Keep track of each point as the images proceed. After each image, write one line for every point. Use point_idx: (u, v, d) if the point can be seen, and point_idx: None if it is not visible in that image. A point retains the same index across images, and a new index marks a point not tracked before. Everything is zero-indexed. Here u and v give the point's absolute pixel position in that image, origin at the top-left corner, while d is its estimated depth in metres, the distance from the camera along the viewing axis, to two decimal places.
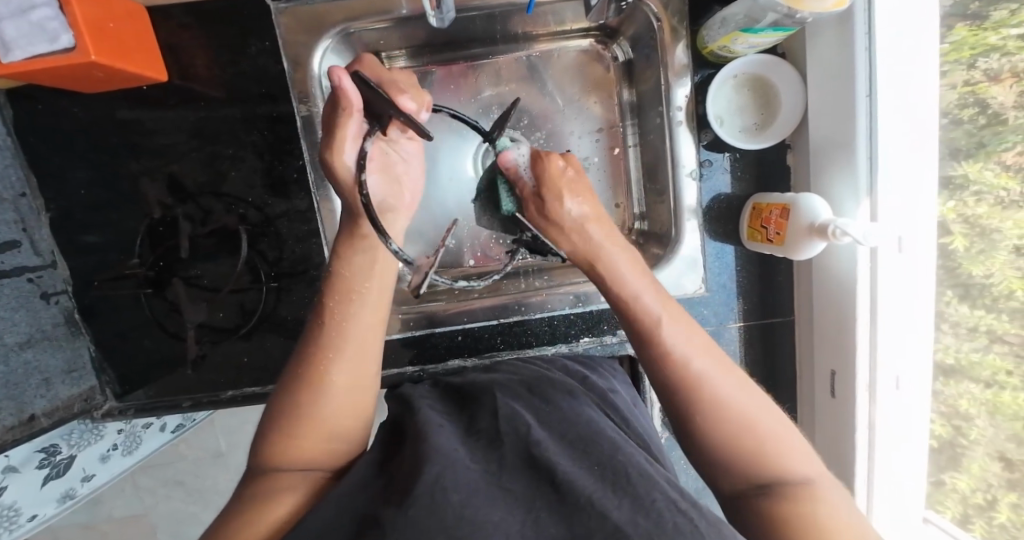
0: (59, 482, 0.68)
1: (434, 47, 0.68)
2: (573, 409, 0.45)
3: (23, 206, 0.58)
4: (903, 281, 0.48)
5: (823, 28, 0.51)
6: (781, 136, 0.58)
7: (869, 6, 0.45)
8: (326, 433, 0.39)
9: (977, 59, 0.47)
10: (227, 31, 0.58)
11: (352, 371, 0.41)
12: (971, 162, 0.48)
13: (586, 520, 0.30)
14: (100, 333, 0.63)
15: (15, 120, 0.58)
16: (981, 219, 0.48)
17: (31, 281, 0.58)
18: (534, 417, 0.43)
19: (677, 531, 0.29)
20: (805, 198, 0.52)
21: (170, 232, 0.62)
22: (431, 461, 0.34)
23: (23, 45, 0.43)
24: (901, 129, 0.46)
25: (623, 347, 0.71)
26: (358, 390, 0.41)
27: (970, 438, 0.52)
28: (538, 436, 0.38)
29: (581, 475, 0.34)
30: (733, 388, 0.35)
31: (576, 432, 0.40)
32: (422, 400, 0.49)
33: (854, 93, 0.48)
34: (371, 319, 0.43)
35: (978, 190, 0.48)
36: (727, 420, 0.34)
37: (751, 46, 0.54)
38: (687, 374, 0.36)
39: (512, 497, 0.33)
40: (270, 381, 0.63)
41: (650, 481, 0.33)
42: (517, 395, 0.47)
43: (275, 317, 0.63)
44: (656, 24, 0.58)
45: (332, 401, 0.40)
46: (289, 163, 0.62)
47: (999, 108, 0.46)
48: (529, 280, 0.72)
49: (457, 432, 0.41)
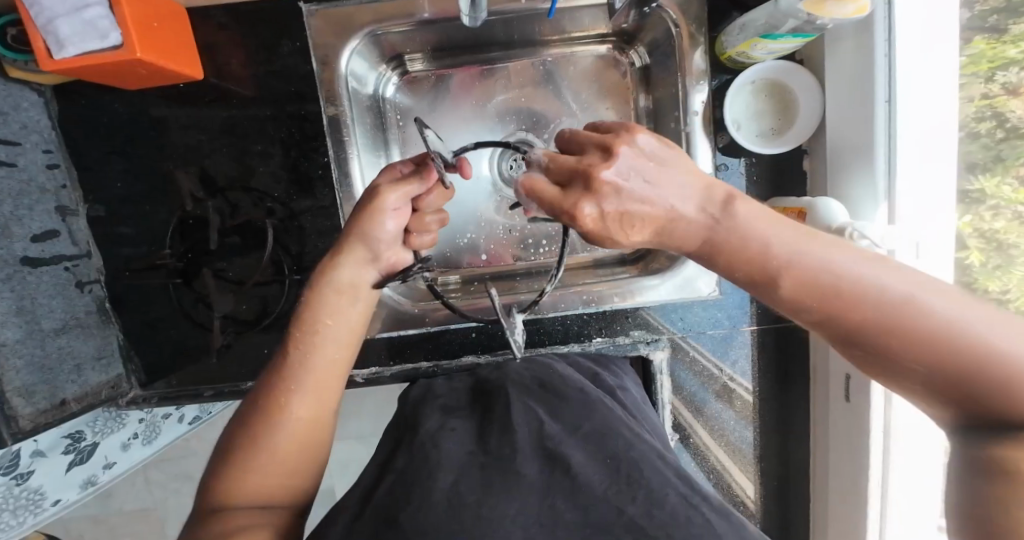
0: (83, 469, 0.70)
1: (451, 50, 0.71)
2: (587, 403, 0.45)
3: (62, 197, 0.60)
4: None
5: (844, 37, 0.51)
6: (800, 139, 0.58)
7: (890, 13, 0.46)
8: (283, 462, 0.40)
9: (996, 72, 0.46)
10: (261, 32, 0.60)
11: (310, 408, 0.42)
12: (989, 177, 0.47)
13: (602, 511, 0.31)
14: (130, 321, 0.65)
15: (59, 115, 0.61)
16: (998, 233, 0.47)
17: (67, 269, 0.59)
18: (548, 414, 0.44)
19: (688, 524, 0.30)
20: (822, 202, 0.52)
21: (199, 225, 0.64)
22: (449, 467, 0.35)
23: (76, 42, 0.45)
24: (916, 134, 0.47)
25: (637, 350, 0.69)
26: (315, 423, 0.42)
27: None
28: (553, 430, 0.40)
29: (594, 468, 0.35)
30: (982, 320, 0.26)
31: (591, 424, 0.41)
32: (435, 403, 0.50)
33: (873, 97, 0.48)
34: (329, 360, 0.45)
35: (995, 205, 0.47)
36: (961, 345, 0.25)
37: (770, 51, 0.54)
38: (883, 300, 0.27)
39: (527, 479, 0.34)
40: None
41: (661, 474, 0.34)
42: (531, 390, 0.49)
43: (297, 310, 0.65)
44: (674, 30, 0.59)
45: (286, 435, 0.40)
46: (314, 160, 0.63)
47: (1017, 122, 0.46)
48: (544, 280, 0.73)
49: (473, 429, 0.43)
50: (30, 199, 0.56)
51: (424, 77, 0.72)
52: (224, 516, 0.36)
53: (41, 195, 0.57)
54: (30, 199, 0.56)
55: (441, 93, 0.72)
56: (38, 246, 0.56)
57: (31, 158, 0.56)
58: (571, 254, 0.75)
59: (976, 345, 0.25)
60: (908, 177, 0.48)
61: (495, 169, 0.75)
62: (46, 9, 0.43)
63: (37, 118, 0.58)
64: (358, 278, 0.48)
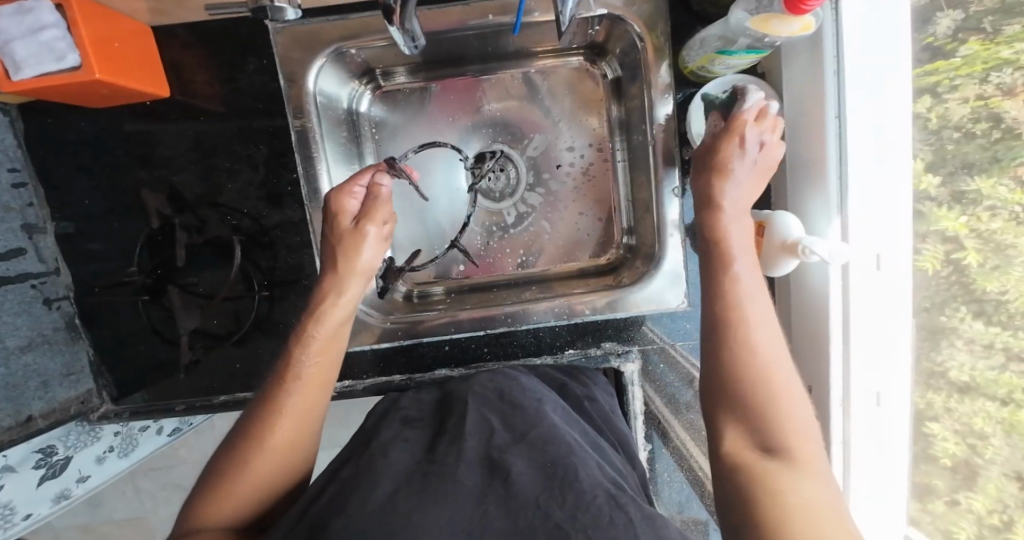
0: (55, 483, 0.70)
1: (431, 64, 0.71)
2: (538, 412, 0.46)
3: (30, 215, 0.60)
4: (879, 300, 0.49)
5: (797, 52, 0.52)
6: (761, 152, 0.58)
7: (838, 29, 0.46)
8: (257, 489, 0.40)
9: (990, 73, 0.43)
10: (226, 48, 0.60)
11: (292, 430, 0.43)
12: (985, 177, 0.44)
13: (531, 517, 0.31)
14: (99, 337, 0.65)
15: (26, 133, 0.61)
16: (996, 234, 0.44)
17: (32, 287, 0.59)
18: (501, 422, 0.44)
19: (612, 523, 0.30)
20: (780, 217, 0.53)
21: (168, 242, 0.64)
22: (389, 476, 0.35)
23: (33, 65, 0.46)
24: (868, 151, 0.47)
25: (608, 362, 0.70)
26: (295, 448, 0.43)
27: (985, 458, 0.47)
28: (500, 440, 0.41)
29: (532, 475, 0.35)
30: (786, 373, 0.36)
31: (537, 433, 0.41)
32: (397, 413, 0.51)
33: (825, 113, 0.49)
34: (316, 384, 0.46)
35: (992, 205, 0.44)
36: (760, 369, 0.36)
37: (729, 67, 0.55)
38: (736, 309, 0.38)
39: (464, 488, 0.34)
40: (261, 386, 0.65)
41: (595, 479, 0.34)
42: (489, 400, 0.49)
43: (273, 317, 0.65)
44: (640, 43, 0.60)
45: (263, 465, 0.41)
46: (284, 176, 0.64)
47: (1013, 122, 0.42)
48: (519, 291, 0.74)
49: (424, 440, 0.43)
50: None
51: (405, 89, 0.73)
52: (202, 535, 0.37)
53: (7, 213, 0.57)
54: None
55: (420, 105, 0.73)
56: (2, 264, 0.56)
57: None
58: (552, 265, 0.76)
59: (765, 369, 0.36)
60: (859, 192, 0.48)
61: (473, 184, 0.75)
62: (4, 31, 0.44)
63: (2, 137, 0.58)
64: (343, 308, 0.50)
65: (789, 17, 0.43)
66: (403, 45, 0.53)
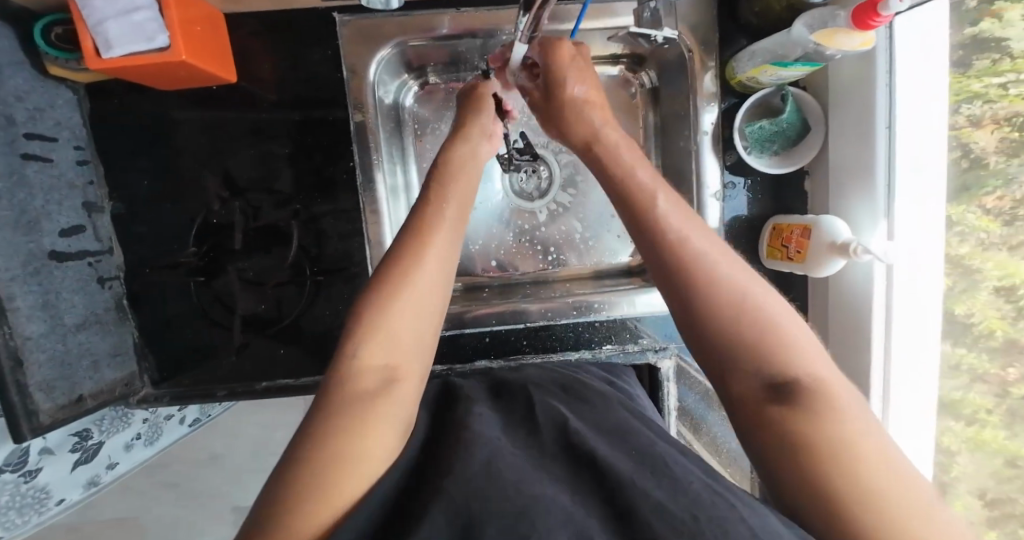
0: (87, 468, 0.72)
1: (449, 66, 0.72)
2: (606, 407, 0.50)
3: (89, 194, 0.60)
4: (913, 302, 0.53)
5: (845, 67, 0.56)
6: (802, 161, 0.62)
7: (890, 45, 0.50)
8: (413, 336, 0.43)
9: (960, 105, 0.49)
10: (292, 39, 0.62)
11: (421, 304, 0.44)
12: (956, 204, 0.50)
13: (631, 493, 0.34)
14: (145, 319, 0.65)
15: (90, 113, 0.61)
16: (963, 259, 0.51)
17: (89, 265, 0.59)
18: (572, 413, 0.49)
19: (715, 505, 0.31)
20: (826, 220, 0.56)
21: (223, 225, 0.64)
22: (481, 450, 0.39)
23: (123, 44, 0.44)
24: (914, 161, 0.51)
25: (645, 358, 0.73)
26: (434, 300, 0.46)
27: (952, 476, 0.53)
28: (577, 427, 0.45)
29: (621, 459, 0.39)
30: (766, 299, 0.36)
31: (612, 425, 0.46)
32: (468, 390, 0.55)
33: (875, 124, 0.53)
34: (447, 244, 0.49)
35: (962, 232, 0.50)
36: (740, 303, 0.36)
37: (778, 78, 0.58)
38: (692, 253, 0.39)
39: (553, 473, 0.38)
40: (304, 374, 0.66)
41: (686, 469, 0.37)
42: (552, 392, 0.54)
43: (313, 312, 0.66)
44: (686, 55, 0.63)
45: (411, 310, 0.44)
46: (340, 164, 0.65)
47: (980, 153, 0.48)
48: (544, 289, 0.76)
49: (506, 422, 0.48)
50: (60, 194, 0.56)
51: (433, 89, 0.74)
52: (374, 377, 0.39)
53: (70, 190, 0.57)
54: (58, 194, 0.55)
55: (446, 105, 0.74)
56: (66, 241, 0.56)
57: (62, 154, 0.57)
58: (563, 265, 0.79)
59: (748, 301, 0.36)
60: (905, 198, 0.52)
61: (506, 184, 0.78)
62: (96, 10, 0.43)
63: (70, 115, 0.58)
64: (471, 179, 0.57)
65: (853, 31, 0.47)
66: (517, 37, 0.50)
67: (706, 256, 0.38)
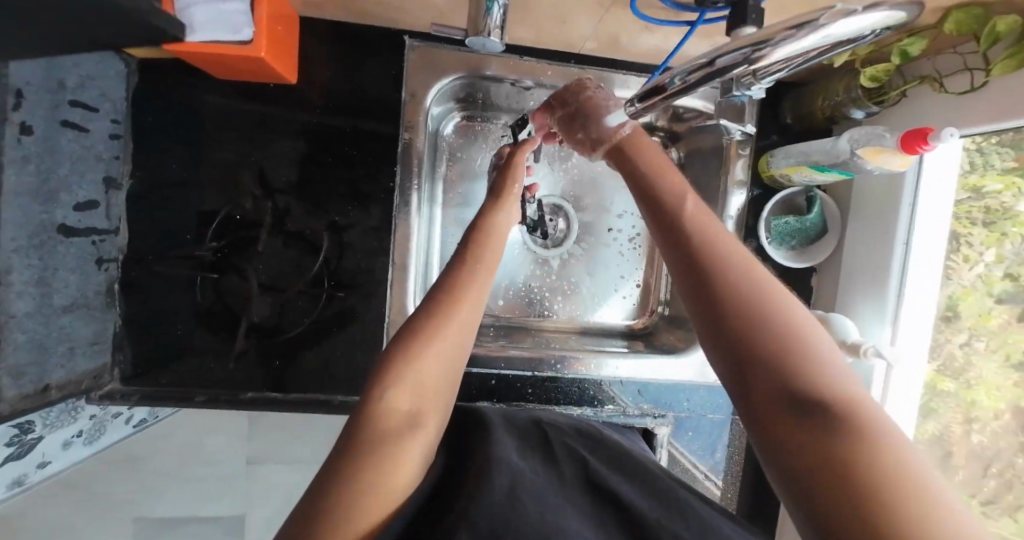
0: (16, 465, 0.65)
1: (484, 106, 0.72)
2: (622, 448, 0.53)
3: (113, 168, 0.56)
4: (903, 402, 0.60)
5: (869, 181, 0.62)
6: (818, 258, 0.67)
7: (917, 170, 0.56)
8: (452, 346, 0.43)
9: (970, 231, 0.55)
10: (360, 53, 0.62)
11: (453, 349, 0.42)
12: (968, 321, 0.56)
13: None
14: (134, 308, 0.60)
15: (136, 87, 0.58)
16: (963, 374, 0.57)
17: (93, 244, 0.54)
18: (589, 450, 0.51)
19: None
20: (834, 318, 0.60)
21: (248, 224, 0.61)
22: (502, 473, 0.41)
23: (207, 31, 0.45)
24: (922, 277, 0.57)
25: (644, 423, 0.72)
26: (474, 310, 0.46)
27: None
28: (597, 468, 0.47)
29: (647, 505, 0.43)
30: (794, 308, 0.34)
31: (627, 464, 0.49)
32: (496, 414, 0.55)
33: (893, 238, 0.58)
34: (490, 257, 0.51)
35: (964, 347, 0.56)
36: (771, 311, 0.34)
37: (810, 179, 0.63)
38: (717, 249, 0.37)
39: (570, 512, 0.41)
40: (296, 390, 0.62)
41: (706, 515, 0.42)
42: (566, 430, 0.54)
43: (321, 324, 0.63)
44: (726, 142, 0.66)
45: (456, 318, 0.43)
46: (380, 181, 0.64)
47: (986, 277, 0.54)
48: (553, 338, 0.77)
49: (531, 449, 0.49)
50: (86, 166, 0.52)
51: (467, 125, 0.73)
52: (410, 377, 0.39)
53: (96, 163, 0.54)
54: (83, 166, 0.52)
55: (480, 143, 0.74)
56: (77, 215, 0.52)
57: (99, 124, 0.53)
58: (562, 314, 0.80)
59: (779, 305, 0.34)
60: (910, 307, 0.58)
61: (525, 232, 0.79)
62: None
63: (117, 87, 0.56)
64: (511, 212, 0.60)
65: (896, 152, 0.52)
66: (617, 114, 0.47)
67: (730, 260, 0.37)
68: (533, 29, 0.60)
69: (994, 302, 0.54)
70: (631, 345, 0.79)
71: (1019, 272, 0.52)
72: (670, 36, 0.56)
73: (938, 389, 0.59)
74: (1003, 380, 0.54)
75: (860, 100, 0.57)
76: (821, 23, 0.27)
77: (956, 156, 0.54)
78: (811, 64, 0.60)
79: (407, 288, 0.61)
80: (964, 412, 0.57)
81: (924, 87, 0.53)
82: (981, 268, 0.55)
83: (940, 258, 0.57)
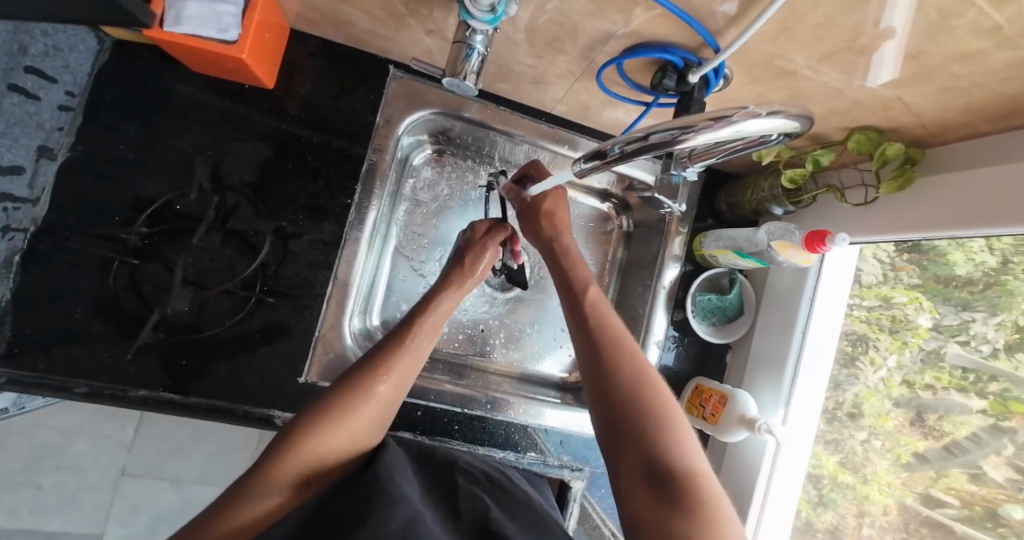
0: None
1: (456, 143, 0.74)
2: (528, 501, 0.53)
3: (52, 139, 0.54)
4: (787, 475, 0.66)
5: (782, 272, 0.70)
6: (735, 337, 0.74)
7: (819, 269, 0.65)
8: (361, 429, 0.46)
9: (882, 334, 0.63)
10: (344, 73, 0.64)
11: (361, 426, 0.46)
12: (875, 418, 0.63)
13: None
14: (32, 282, 0.54)
15: (104, 65, 0.57)
16: (855, 458, 0.64)
17: (6, 211, 0.51)
18: (497, 503, 0.50)
19: None
20: (738, 396, 0.66)
21: (186, 215, 0.59)
22: (404, 503, 0.39)
23: (193, 24, 0.47)
24: (813, 363, 0.66)
25: (561, 474, 0.73)
26: (396, 397, 0.49)
27: None
28: (496, 515, 0.47)
29: None
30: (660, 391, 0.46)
31: (532, 520, 0.49)
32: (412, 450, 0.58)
33: (793, 326, 0.66)
34: (426, 334, 0.55)
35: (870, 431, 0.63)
36: (646, 391, 0.45)
37: (734, 263, 0.71)
38: (610, 337, 0.50)
39: None
40: (200, 396, 0.58)
41: None
42: (479, 479, 0.54)
43: (241, 328, 0.59)
44: (667, 218, 0.73)
45: (376, 403, 0.47)
46: (339, 198, 0.64)
47: (881, 377, 0.63)
48: (487, 378, 0.78)
49: (438, 508, 0.48)
50: None
51: (439, 159, 0.76)
52: (303, 447, 0.43)
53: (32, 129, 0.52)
54: (19, 130, 0.51)
55: (446, 178, 0.76)
56: None
57: None
58: (500, 360, 0.81)
59: (648, 390, 0.45)
60: (800, 392, 0.66)
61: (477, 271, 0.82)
62: None
63: (82, 61, 0.55)
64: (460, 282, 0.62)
65: (803, 250, 0.60)
66: (579, 166, 0.47)
67: (619, 351, 0.49)
68: (512, 85, 0.65)
69: (882, 400, 0.62)
70: (563, 398, 0.80)
71: (914, 379, 0.60)
72: (631, 113, 0.63)
73: (838, 480, 0.65)
74: (893, 477, 0.60)
75: (780, 198, 0.66)
76: (735, 118, 0.32)
77: (854, 260, 0.64)
78: (747, 160, 0.69)
79: (344, 307, 0.61)
80: (858, 504, 0.63)
81: (830, 195, 0.63)
82: (883, 372, 0.62)
83: (854, 359, 0.65)
